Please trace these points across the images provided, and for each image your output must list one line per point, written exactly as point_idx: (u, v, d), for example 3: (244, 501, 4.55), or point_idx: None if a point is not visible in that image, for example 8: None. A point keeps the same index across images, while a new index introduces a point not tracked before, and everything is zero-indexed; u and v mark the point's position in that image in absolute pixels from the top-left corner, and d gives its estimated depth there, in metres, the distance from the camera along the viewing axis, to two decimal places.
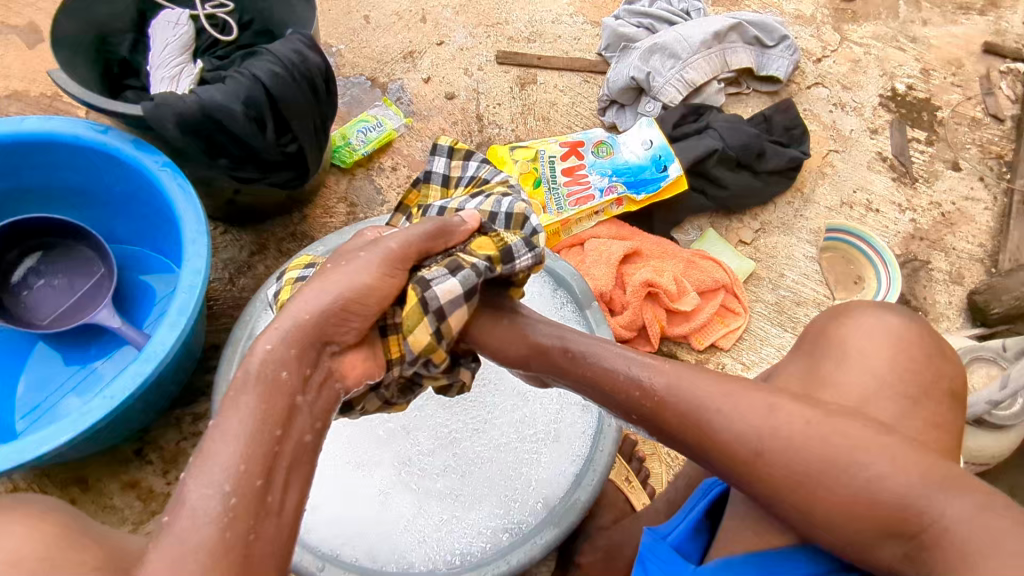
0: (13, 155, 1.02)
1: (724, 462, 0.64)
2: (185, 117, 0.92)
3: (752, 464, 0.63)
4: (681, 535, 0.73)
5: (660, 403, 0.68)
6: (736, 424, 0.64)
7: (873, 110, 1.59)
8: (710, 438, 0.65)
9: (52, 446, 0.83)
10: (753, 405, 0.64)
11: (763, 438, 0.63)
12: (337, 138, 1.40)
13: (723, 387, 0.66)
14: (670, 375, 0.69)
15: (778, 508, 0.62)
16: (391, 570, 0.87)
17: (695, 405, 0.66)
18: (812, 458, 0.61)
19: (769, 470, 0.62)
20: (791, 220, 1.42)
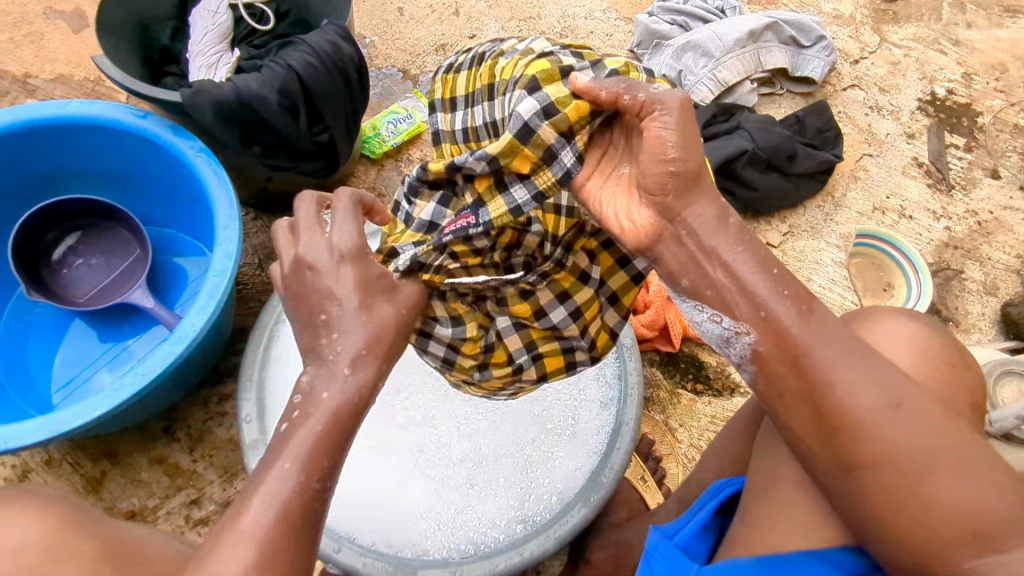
0: (57, 137, 1.06)
1: (839, 407, 0.59)
2: (221, 105, 0.95)
3: (872, 427, 0.58)
4: (690, 534, 0.73)
5: (798, 340, 0.60)
6: (873, 387, 0.58)
7: (910, 114, 1.55)
8: (843, 389, 0.58)
9: (84, 421, 0.86)
10: (886, 378, 0.59)
11: (895, 407, 0.58)
12: (368, 128, 1.42)
13: (861, 350, 0.60)
14: (819, 320, 0.60)
15: (864, 481, 0.58)
16: (406, 556, 0.89)
17: (834, 353, 0.59)
18: (927, 444, 0.57)
19: (888, 437, 0.57)
20: (820, 224, 1.40)
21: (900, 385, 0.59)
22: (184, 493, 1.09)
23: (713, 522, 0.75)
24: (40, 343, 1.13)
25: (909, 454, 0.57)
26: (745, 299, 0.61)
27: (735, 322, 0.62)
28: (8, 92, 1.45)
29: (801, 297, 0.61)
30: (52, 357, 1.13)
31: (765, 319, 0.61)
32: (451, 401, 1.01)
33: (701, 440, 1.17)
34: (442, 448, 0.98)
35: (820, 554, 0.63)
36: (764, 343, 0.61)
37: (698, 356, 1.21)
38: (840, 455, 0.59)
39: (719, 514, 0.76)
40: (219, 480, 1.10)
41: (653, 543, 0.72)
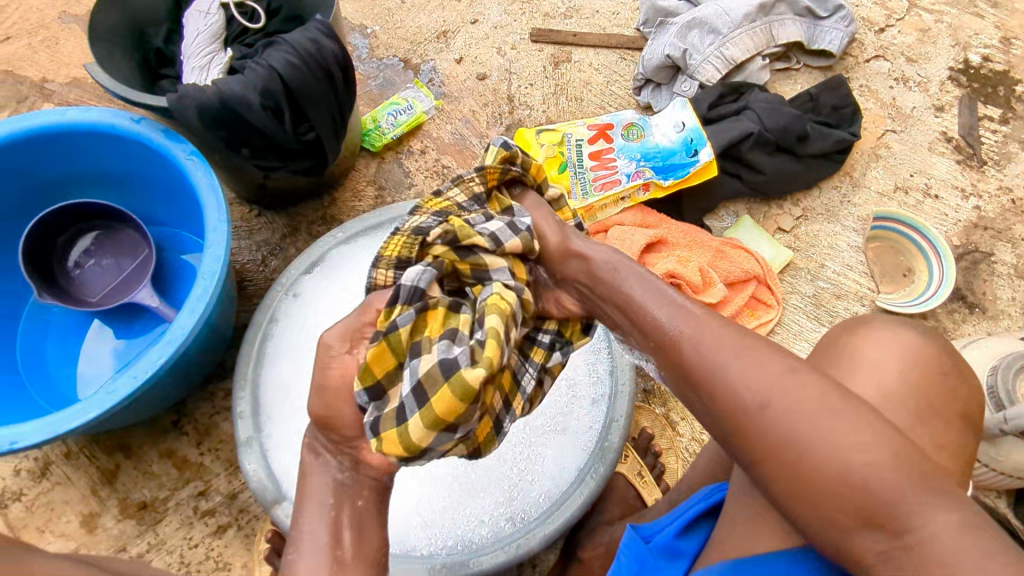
0: (60, 143, 1.08)
1: (724, 413, 0.59)
2: (205, 109, 0.95)
3: (758, 420, 0.57)
4: (668, 534, 0.71)
5: (680, 344, 0.64)
6: (746, 379, 0.58)
7: (940, 85, 1.45)
8: (728, 386, 0.59)
9: (81, 421, 0.88)
10: (773, 366, 0.59)
11: (765, 403, 0.57)
12: (368, 121, 1.40)
13: (745, 342, 0.61)
14: (703, 322, 0.64)
15: (768, 476, 0.57)
16: (394, 550, 0.90)
17: (719, 354, 0.61)
18: (822, 424, 0.55)
19: (764, 430, 0.57)
20: (837, 206, 1.33)
21: (789, 376, 0.58)
22: (192, 485, 1.13)
23: (699, 525, 0.72)
24: (57, 343, 1.17)
25: (801, 431, 0.55)
26: (637, 330, 0.69)
27: (641, 351, 0.70)
28: (28, 98, 1.43)
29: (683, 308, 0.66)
30: (68, 356, 1.16)
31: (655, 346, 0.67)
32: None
33: (702, 434, 1.14)
34: None
35: (789, 555, 0.60)
36: (661, 361, 0.66)
37: None
38: (745, 452, 0.59)
39: (705, 519, 0.73)
40: (225, 473, 1.14)
41: (627, 541, 0.73)
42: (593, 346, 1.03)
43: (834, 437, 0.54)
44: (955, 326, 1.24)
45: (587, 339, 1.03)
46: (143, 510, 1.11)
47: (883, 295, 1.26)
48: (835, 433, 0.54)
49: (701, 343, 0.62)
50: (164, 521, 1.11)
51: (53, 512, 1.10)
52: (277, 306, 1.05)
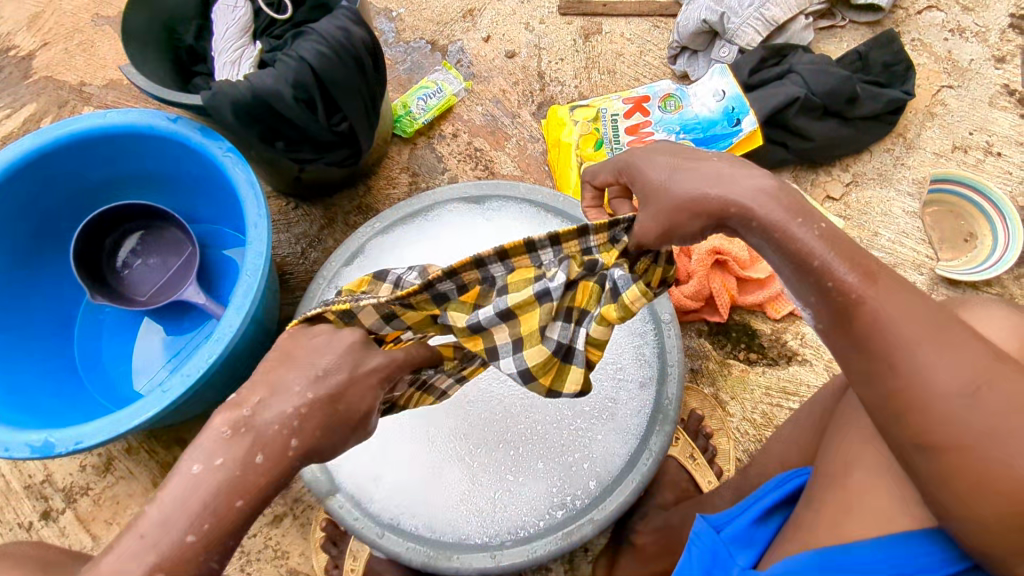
0: (104, 146, 1.09)
1: (908, 396, 0.52)
2: (239, 104, 0.95)
3: (948, 412, 0.50)
4: (743, 523, 0.69)
5: (859, 312, 0.53)
6: (946, 368, 0.50)
7: (1000, 34, 1.36)
8: (918, 369, 0.51)
9: (138, 421, 0.89)
10: (968, 352, 0.51)
11: (967, 393, 0.50)
12: (398, 107, 1.38)
13: (942, 326, 0.52)
14: (890, 286, 0.53)
15: (948, 461, 0.51)
16: (449, 540, 0.89)
17: (905, 326, 0.52)
18: (1017, 425, 0.49)
19: (958, 425, 0.50)
20: (890, 170, 1.27)
21: (992, 370, 0.51)
22: None
23: (776, 513, 0.71)
24: (112, 341, 1.20)
25: (1003, 431, 0.49)
26: (792, 285, 0.56)
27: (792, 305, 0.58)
28: (69, 102, 1.46)
29: (863, 264, 0.54)
30: (123, 354, 1.19)
31: (815, 305, 0.55)
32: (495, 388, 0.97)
33: (754, 413, 1.11)
34: (478, 432, 0.95)
35: (889, 541, 0.58)
36: (823, 322, 0.55)
37: (750, 324, 1.16)
38: (917, 435, 0.52)
39: (783, 506, 0.71)
40: None
41: (698, 527, 0.70)
42: (638, 328, 1.00)
43: None
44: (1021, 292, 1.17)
45: (633, 323, 1.00)
46: None
47: (942, 263, 1.19)
48: None
49: (887, 315, 0.52)
50: None
51: (118, 505, 1.14)
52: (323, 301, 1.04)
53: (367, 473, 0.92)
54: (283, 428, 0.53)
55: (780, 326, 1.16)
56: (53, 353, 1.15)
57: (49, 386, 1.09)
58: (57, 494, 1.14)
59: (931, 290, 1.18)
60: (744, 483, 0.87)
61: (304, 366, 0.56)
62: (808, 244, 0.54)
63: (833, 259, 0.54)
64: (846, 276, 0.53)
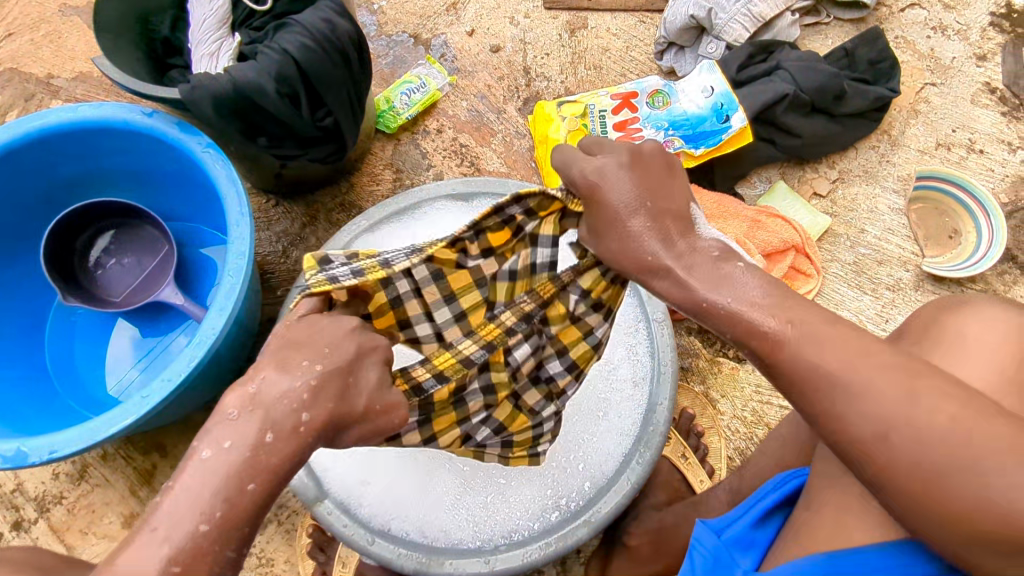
0: (75, 141, 1.05)
1: (834, 439, 0.51)
2: (219, 98, 0.91)
3: (878, 453, 0.49)
4: (744, 526, 0.69)
5: (778, 359, 0.51)
6: (865, 409, 0.49)
7: (981, 32, 1.37)
8: (840, 412, 0.49)
9: (116, 429, 0.85)
10: (902, 368, 0.49)
11: (887, 432, 0.48)
12: (381, 102, 1.35)
13: (857, 360, 0.49)
14: (817, 312, 0.52)
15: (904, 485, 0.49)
16: (442, 545, 0.87)
17: (828, 371, 0.50)
18: (958, 449, 0.47)
19: (891, 459, 0.49)
20: (875, 166, 1.27)
21: (913, 397, 0.48)
22: None
23: (775, 515, 0.71)
24: (86, 344, 1.15)
25: (937, 460, 0.48)
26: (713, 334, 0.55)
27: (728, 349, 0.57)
28: (36, 95, 1.40)
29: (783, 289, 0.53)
30: (97, 357, 1.15)
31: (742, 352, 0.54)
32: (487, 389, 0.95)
33: (744, 411, 1.11)
34: None
35: (888, 547, 0.58)
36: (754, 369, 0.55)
37: None
38: (860, 473, 0.51)
39: (782, 507, 0.71)
40: None
41: (698, 535, 0.68)
42: (631, 327, 0.99)
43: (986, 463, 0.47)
44: (1005, 288, 1.18)
45: (625, 321, 0.99)
46: None
47: (928, 260, 1.20)
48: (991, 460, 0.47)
49: (817, 349, 0.50)
50: None
51: (94, 514, 1.09)
52: None
53: (355, 477, 0.90)
54: (292, 403, 0.49)
55: None
56: (22, 357, 1.10)
57: (19, 391, 1.05)
58: (29, 503, 1.09)
59: (916, 287, 1.19)
60: (741, 482, 0.87)
61: (317, 343, 0.53)
62: (721, 294, 0.53)
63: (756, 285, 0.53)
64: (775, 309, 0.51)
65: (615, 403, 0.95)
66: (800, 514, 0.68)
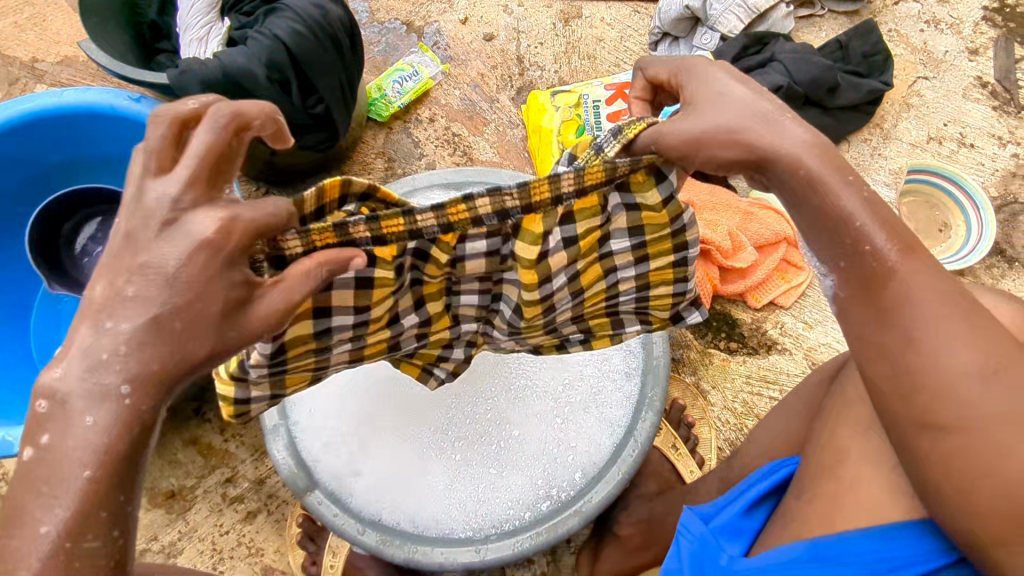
0: (61, 126, 1.03)
1: (926, 365, 0.47)
2: (208, 83, 0.90)
3: (974, 391, 0.46)
4: (735, 513, 0.71)
5: (890, 276, 0.48)
6: (974, 345, 0.46)
7: (973, 27, 1.38)
8: (944, 340, 0.46)
9: None
10: (1004, 339, 0.47)
11: (993, 372, 0.46)
12: (373, 90, 1.34)
13: (973, 305, 0.48)
14: (925, 261, 0.48)
15: (953, 444, 0.46)
16: (432, 535, 0.87)
17: (939, 305, 0.47)
18: None
19: (981, 403, 0.45)
20: (867, 160, 1.28)
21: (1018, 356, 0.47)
22: (219, 472, 1.08)
23: (765, 501, 0.72)
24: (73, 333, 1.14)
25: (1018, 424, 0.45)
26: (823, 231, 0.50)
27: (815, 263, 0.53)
28: (20, 80, 1.37)
29: (901, 234, 0.49)
30: None
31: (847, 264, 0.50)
32: None
33: (735, 402, 1.12)
34: (461, 425, 0.93)
35: (883, 537, 0.58)
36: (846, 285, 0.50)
37: (730, 313, 1.16)
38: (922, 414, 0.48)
39: (771, 494, 0.73)
40: (251, 460, 1.09)
41: (686, 521, 0.70)
42: None
43: None
44: (993, 282, 1.19)
45: None
46: (171, 499, 1.06)
47: None
48: None
49: (920, 287, 0.48)
50: (194, 509, 1.06)
51: None
52: None
53: (346, 468, 0.90)
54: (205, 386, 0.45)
55: (761, 315, 1.16)
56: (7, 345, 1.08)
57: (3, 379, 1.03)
58: None
59: None
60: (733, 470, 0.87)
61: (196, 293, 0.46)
62: (850, 208, 0.49)
63: (870, 223, 0.49)
64: (882, 242, 0.49)
65: (608, 395, 0.95)
66: (790, 504, 0.68)
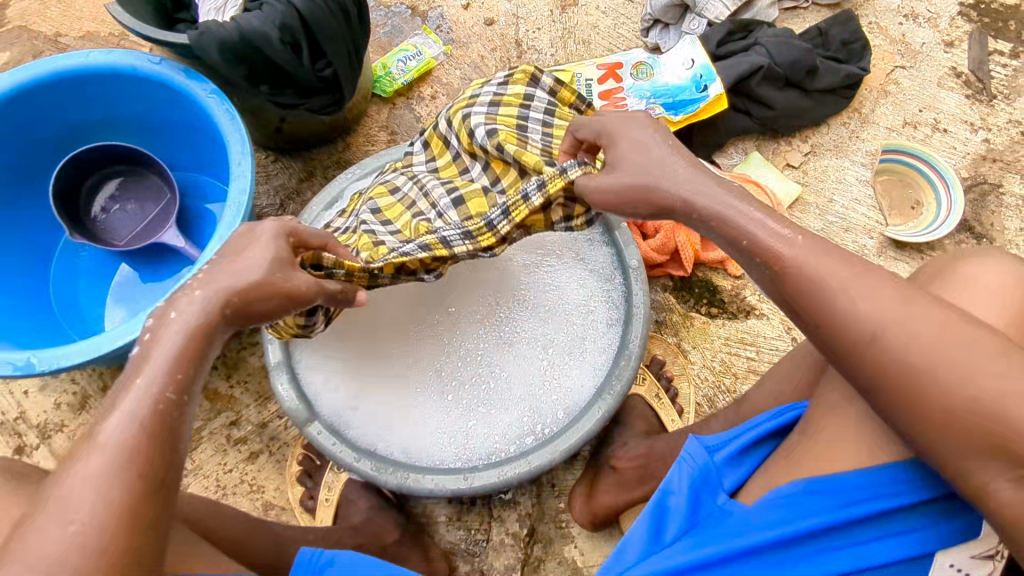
0: (87, 86, 1.10)
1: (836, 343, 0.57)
2: (226, 43, 0.97)
3: (871, 354, 0.55)
4: (736, 450, 0.73)
5: (783, 268, 0.59)
6: (858, 313, 0.56)
7: (950, 21, 1.45)
8: (839, 316, 0.56)
9: (124, 342, 0.91)
10: (889, 295, 0.56)
11: (878, 333, 0.55)
12: (378, 68, 1.42)
13: (857, 273, 0.57)
14: (813, 243, 0.59)
15: (883, 400, 0.56)
16: (424, 464, 0.94)
17: (827, 281, 0.57)
18: (937, 359, 0.53)
19: (880, 361, 0.55)
20: (845, 142, 1.35)
21: (906, 308, 0.55)
22: (224, 415, 1.14)
23: (767, 442, 0.75)
24: (89, 283, 1.21)
25: (919, 364, 0.54)
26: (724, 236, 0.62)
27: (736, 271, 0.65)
28: (44, 51, 1.45)
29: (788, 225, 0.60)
30: (99, 298, 1.20)
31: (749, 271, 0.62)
32: (452, 314, 1.02)
33: (713, 361, 1.18)
34: (453, 366, 0.99)
35: (867, 471, 0.64)
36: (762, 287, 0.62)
37: (712, 280, 1.22)
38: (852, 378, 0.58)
39: (773, 436, 0.75)
40: (255, 404, 1.15)
41: (690, 450, 0.71)
42: (608, 273, 1.05)
43: (958, 375, 0.53)
44: None
45: (603, 267, 1.05)
46: None
47: (891, 227, 1.27)
48: (961, 374, 0.53)
49: (805, 269, 0.58)
50: (199, 449, 1.12)
51: None
52: None
53: (344, 402, 0.96)
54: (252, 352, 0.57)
55: (741, 282, 1.23)
56: (28, 291, 1.15)
57: (25, 321, 1.10)
58: (31, 431, 1.13)
59: (880, 254, 1.27)
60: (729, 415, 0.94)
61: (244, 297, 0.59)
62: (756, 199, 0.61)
63: (754, 225, 0.61)
64: (759, 237, 0.60)
65: (587, 347, 1.01)
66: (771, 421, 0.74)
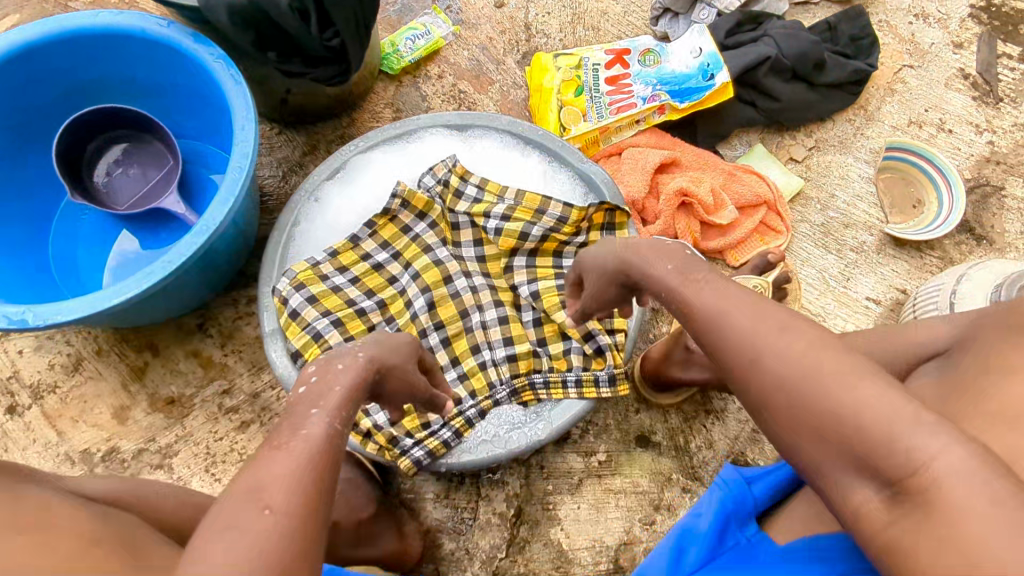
0: (94, 47, 1.10)
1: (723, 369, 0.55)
2: (234, 6, 0.98)
3: (754, 375, 0.51)
4: (769, 484, 0.76)
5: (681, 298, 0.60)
6: (734, 334, 0.54)
7: (960, 22, 1.44)
8: (723, 341, 0.55)
9: (120, 300, 0.91)
10: (774, 316, 0.53)
11: (756, 356, 0.51)
12: (386, 45, 1.41)
13: (752, 301, 0.55)
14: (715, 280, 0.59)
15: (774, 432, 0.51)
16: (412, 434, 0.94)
17: (714, 308, 0.56)
18: (815, 377, 0.48)
19: (761, 384, 0.51)
20: (850, 138, 1.34)
21: (787, 327, 0.51)
22: (216, 383, 1.14)
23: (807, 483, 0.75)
24: (87, 246, 1.21)
25: (799, 388, 0.48)
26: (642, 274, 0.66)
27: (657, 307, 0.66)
28: (51, 15, 1.44)
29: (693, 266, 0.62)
30: (97, 261, 1.20)
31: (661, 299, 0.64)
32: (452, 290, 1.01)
33: None
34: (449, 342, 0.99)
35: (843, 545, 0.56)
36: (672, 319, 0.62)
37: None
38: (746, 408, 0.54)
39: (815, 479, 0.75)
40: (248, 373, 1.15)
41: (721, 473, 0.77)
42: None
43: (845, 394, 0.46)
44: (961, 257, 1.26)
45: None
46: (170, 405, 1.13)
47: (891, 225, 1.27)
48: (845, 392, 0.46)
49: (697, 297, 0.58)
50: (191, 415, 1.12)
51: (85, 404, 1.13)
52: (301, 212, 1.07)
53: None
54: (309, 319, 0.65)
55: None
56: (26, 251, 1.14)
57: (24, 280, 1.10)
58: (24, 390, 1.13)
59: (879, 251, 1.26)
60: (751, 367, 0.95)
61: None
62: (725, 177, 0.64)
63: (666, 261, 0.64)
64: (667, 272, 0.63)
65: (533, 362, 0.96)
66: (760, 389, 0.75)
